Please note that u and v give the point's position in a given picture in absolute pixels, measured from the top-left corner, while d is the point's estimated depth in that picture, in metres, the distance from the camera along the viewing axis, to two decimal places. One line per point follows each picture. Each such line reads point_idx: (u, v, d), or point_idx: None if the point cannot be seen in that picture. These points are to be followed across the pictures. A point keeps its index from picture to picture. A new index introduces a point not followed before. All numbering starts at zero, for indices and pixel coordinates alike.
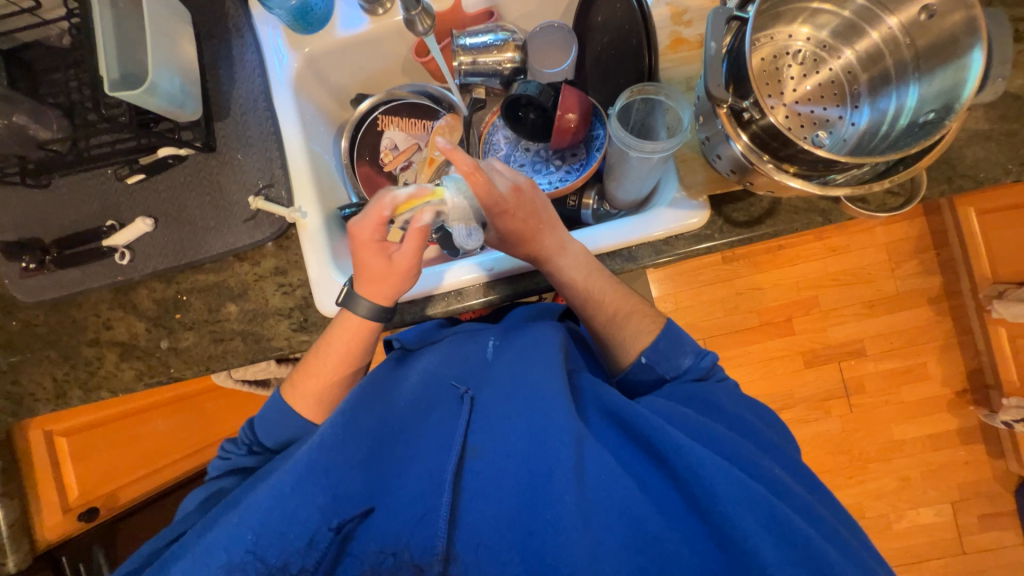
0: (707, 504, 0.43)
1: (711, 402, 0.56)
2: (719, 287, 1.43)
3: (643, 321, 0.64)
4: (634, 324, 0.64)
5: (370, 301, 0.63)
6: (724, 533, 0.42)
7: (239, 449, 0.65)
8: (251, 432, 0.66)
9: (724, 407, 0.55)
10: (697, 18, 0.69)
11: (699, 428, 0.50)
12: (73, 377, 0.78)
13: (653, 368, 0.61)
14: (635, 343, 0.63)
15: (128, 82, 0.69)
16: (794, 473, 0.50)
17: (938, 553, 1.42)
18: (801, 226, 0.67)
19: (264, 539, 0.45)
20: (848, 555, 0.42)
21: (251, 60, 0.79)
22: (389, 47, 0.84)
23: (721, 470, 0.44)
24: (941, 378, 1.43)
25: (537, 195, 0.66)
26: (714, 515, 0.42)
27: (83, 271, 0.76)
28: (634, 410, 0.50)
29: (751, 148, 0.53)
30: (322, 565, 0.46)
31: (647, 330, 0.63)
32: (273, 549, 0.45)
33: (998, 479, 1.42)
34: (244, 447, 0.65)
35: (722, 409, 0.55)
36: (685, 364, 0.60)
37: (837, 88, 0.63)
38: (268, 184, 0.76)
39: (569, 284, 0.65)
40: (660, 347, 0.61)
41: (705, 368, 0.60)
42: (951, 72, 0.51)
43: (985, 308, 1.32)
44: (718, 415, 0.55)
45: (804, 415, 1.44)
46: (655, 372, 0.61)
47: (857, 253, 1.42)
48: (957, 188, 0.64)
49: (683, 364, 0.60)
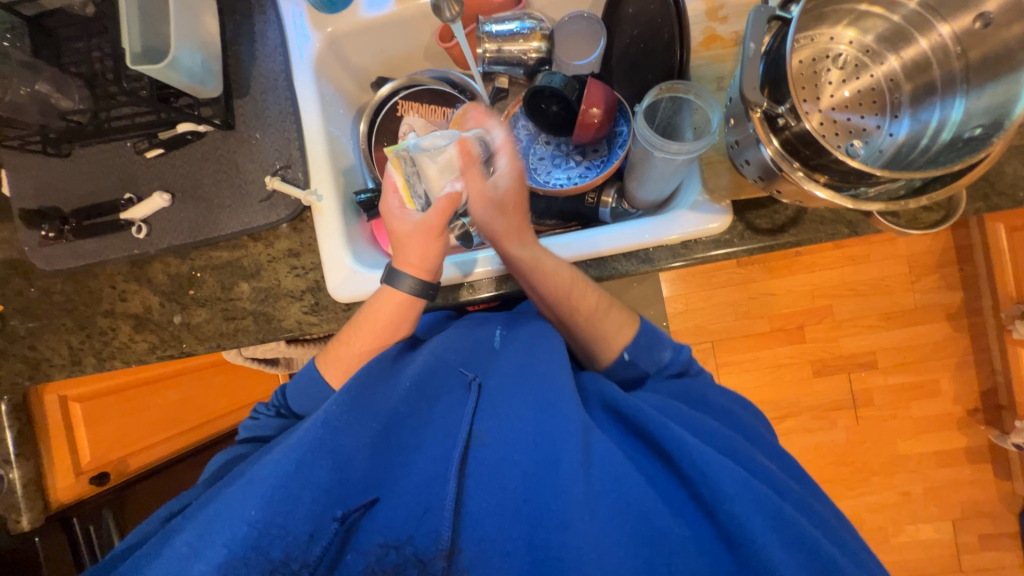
0: (714, 504, 0.42)
1: (695, 393, 0.58)
2: (732, 291, 1.41)
3: (621, 315, 0.63)
4: (613, 317, 0.62)
5: (413, 276, 0.63)
6: (732, 534, 0.41)
7: (267, 411, 0.66)
8: (280, 394, 0.66)
9: (708, 399, 0.58)
10: (734, 15, 0.66)
11: (695, 423, 0.51)
12: (88, 346, 0.79)
13: (635, 365, 0.61)
14: (615, 340, 0.61)
15: (149, 55, 0.68)
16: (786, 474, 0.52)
17: (938, 568, 1.41)
18: (827, 237, 0.65)
19: (266, 530, 0.43)
20: (862, 567, 0.43)
21: (273, 37, 0.78)
22: (413, 31, 0.82)
23: (724, 467, 0.43)
24: (953, 396, 1.41)
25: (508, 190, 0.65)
26: (721, 516, 0.42)
27: (100, 242, 0.77)
28: (634, 404, 0.50)
29: (781, 154, 0.51)
30: (324, 562, 0.46)
31: (625, 324, 0.62)
32: (275, 544, 0.44)
33: (1004, 500, 1.40)
34: (272, 409, 0.66)
35: (705, 400, 0.58)
36: (666, 358, 0.61)
37: (877, 95, 0.61)
38: (286, 164, 0.76)
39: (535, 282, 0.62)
40: (641, 342, 0.61)
41: (685, 360, 0.60)
42: (1003, 87, 0.49)
43: (1007, 327, 1.29)
44: (704, 408, 0.57)
45: (809, 425, 1.43)
46: (638, 368, 0.61)
47: (876, 264, 1.38)
48: (993, 206, 0.62)
49: (663, 357, 0.61)
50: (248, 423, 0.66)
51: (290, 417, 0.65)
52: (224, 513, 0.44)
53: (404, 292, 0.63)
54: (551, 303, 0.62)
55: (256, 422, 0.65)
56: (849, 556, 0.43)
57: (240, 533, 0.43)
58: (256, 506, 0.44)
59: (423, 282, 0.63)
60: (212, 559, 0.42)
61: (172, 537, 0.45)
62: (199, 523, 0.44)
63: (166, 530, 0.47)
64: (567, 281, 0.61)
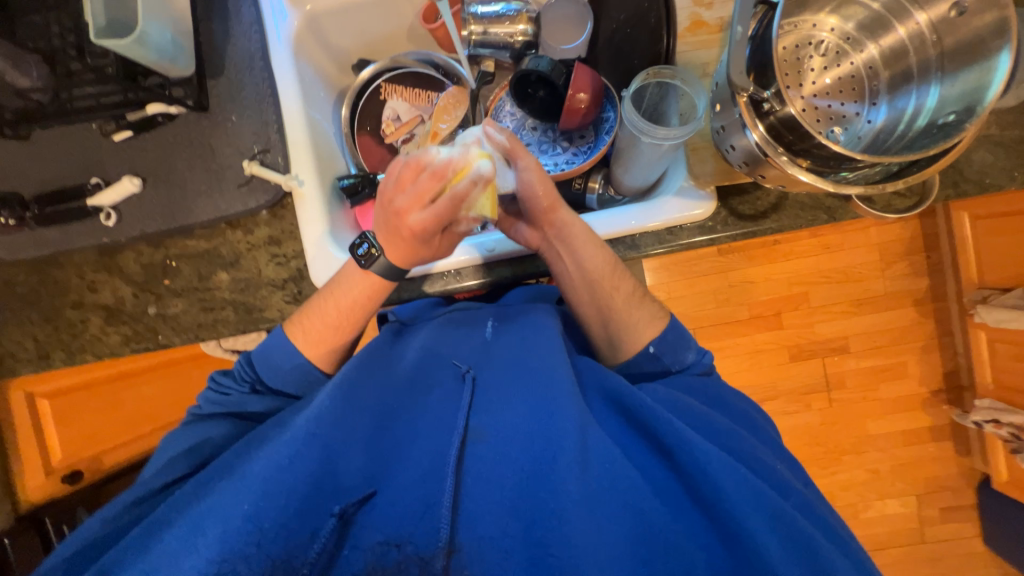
0: (714, 500, 0.43)
1: (716, 395, 0.59)
2: (713, 279, 1.44)
3: (652, 307, 0.63)
4: (646, 308, 0.63)
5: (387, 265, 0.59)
6: (732, 531, 0.42)
7: (239, 386, 0.64)
8: (250, 368, 0.64)
9: (727, 401, 0.58)
10: (719, 0, 0.67)
11: (702, 420, 0.52)
12: (55, 339, 0.76)
13: (660, 360, 0.61)
14: (645, 332, 0.61)
15: (115, 31, 0.65)
16: (778, 459, 0.53)
17: (901, 541, 1.49)
18: (805, 224, 0.67)
19: (269, 528, 0.42)
20: (847, 553, 0.44)
21: (248, 15, 0.75)
22: (395, 11, 0.80)
23: (730, 470, 0.44)
24: (919, 378, 1.47)
25: (542, 174, 0.63)
26: (720, 512, 0.43)
27: (65, 230, 0.73)
28: (641, 399, 0.50)
29: (767, 140, 0.52)
30: (319, 564, 0.44)
31: (656, 318, 0.62)
32: (278, 541, 0.42)
33: (963, 475, 1.48)
34: (245, 384, 0.64)
35: (724, 401, 0.58)
36: (689, 359, 0.61)
37: (856, 83, 0.62)
38: (264, 149, 0.73)
39: (581, 267, 0.63)
40: (668, 339, 0.61)
41: (708, 363, 0.61)
42: (976, 74, 0.51)
43: (969, 311, 1.36)
44: (723, 408, 0.57)
45: (785, 408, 1.48)
46: (662, 364, 0.61)
47: (850, 252, 1.43)
48: (962, 193, 0.64)
49: (687, 358, 0.61)
50: (217, 397, 0.63)
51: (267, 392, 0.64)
52: (217, 509, 0.43)
53: (369, 269, 0.60)
54: (594, 281, 0.63)
55: (228, 397, 0.63)
56: (838, 547, 0.44)
57: (234, 527, 0.41)
58: (250, 497, 0.43)
59: (394, 270, 0.60)
60: (203, 555, 0.40)
61: (162, 531, 0.44)
62: (191, 518, 0.43)
63: (151, 521, 0.46)
64: (610, 260, 0.63)
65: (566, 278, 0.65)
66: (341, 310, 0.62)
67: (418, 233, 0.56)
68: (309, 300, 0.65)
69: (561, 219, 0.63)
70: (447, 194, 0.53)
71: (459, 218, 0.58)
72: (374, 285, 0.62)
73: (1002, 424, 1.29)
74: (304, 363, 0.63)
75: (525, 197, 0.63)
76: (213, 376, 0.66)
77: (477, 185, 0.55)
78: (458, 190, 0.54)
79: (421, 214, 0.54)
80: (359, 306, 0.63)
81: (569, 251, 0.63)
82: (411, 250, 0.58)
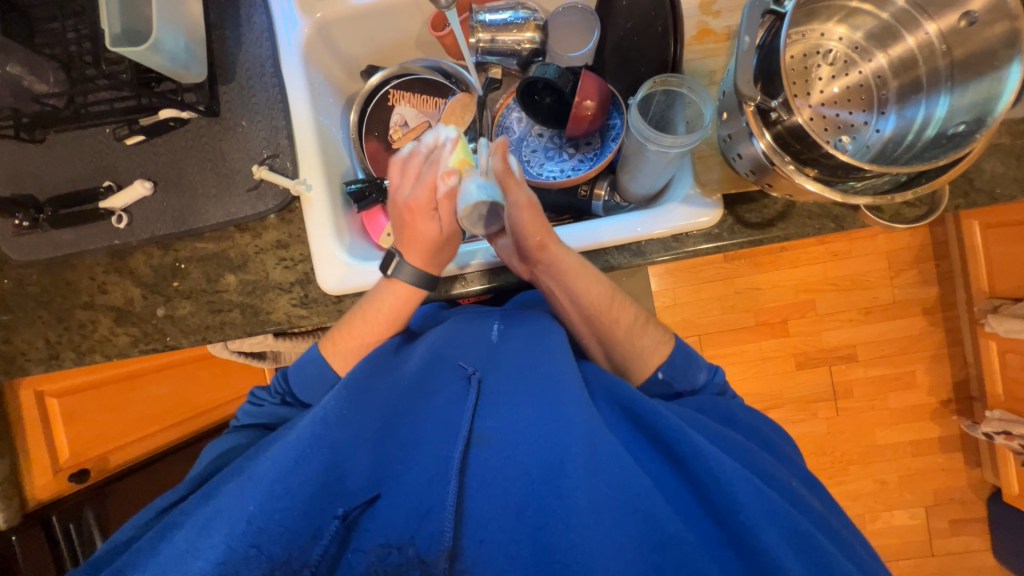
0: (726, 511, 0.43)
1: (727, 412, 0.58)
2: (719, 286, 1.43)
3: (657, 330, 0.63)
4: (650, 334, 0.63)
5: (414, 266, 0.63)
6: (744, 542, 0.41)
7: (272, 399, 0.65)
8: (285, 381, 0.66)
9: (738, 418, 0.57)
10: (726, 9, 0.67)
11: (712, 431, 0.51)
12: (66, 340, 0.77)
13: (670, 386, 0.61)
14: (650, 359, 0.61)
15: (130, 38, 0.67)
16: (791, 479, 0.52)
17: (909, 553, 1.46)
18: (813, 231, 0.66)
19: (269, 528, 0.42)
20: (858, 565, 0.44)
21: (260, 22, 0.76)
22: (404, 19, 0.81)
23: (744, 481, 0.44)
24: (928, 388, 1.46)
25: (530, 210, 0.62)
26: (734, 524, 0.42)
27: (76, 232, 0.74)
28: (652, 407, 0.50)
29: (774, 148, 0.52)
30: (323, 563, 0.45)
31: (661, 342, 0.62)
32: (276, 541, 0.42)
33: (973, 486, 1.46)
34: (278, 396, 0.65)
35: (735, 419, 0.57)
36: (701, 380, 0.62)
37: (865, 92, 0.62)
38: (273, 154, 0.74)
39: (576, 302, 0.63)
40: (676, 362, 0.61)
41: (719, 382, 0.62)
42: (986, 85, 0.51)
43: (979, 321, 1.34)
44: (734, 425, 0.56)
45: (791, 416, 1.46)
46: (673, 389, 0.61)
47: (858, 259, 1.42)
48: (972, 203, 0.63)
49: (698, 380, 0.62)
50: (252, 408, 0.65)
51: (297, 405, 0.65)
52: (223, 507, 0.43)
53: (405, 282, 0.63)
54: (590, 315, 0.63)
55: (261, 408, 0.64)
56: (846, 560, 0.44)
57: (239, 529, 0.41)
58: (256, 497, 0.43)
59: (423, 273, 0.64)
60: (208, 556, 0.40)
61: (171, 533, 0.45)
62: (199, 519, 0.43)
63: (165, 524, 0.47)
64: (608, 293, 0.63)
65: (566, 306, 0.65)
66: (365, 324, 0.62)
67: (410, 204, 0.63)
68: (347, 317, 0.64)
69: (550, 257, 0.61)
70: (426, 164, 0.64)
71: (441, 179, 0.62)
72: (406, 296, 0.63)
73: (1013, 436, 1.26)
74: (326, 367, 0.63)
75: (514, 233, 0.62)
76: (251, 389, 0.67)
77: (444, 148, 0.63)
78: (431, 157, 0.64)
79: (410, 189, 0.64)
80: (400, 315, 0.64)
81: (563, 287, 0.63)
82: (415, 230, 0.63)
